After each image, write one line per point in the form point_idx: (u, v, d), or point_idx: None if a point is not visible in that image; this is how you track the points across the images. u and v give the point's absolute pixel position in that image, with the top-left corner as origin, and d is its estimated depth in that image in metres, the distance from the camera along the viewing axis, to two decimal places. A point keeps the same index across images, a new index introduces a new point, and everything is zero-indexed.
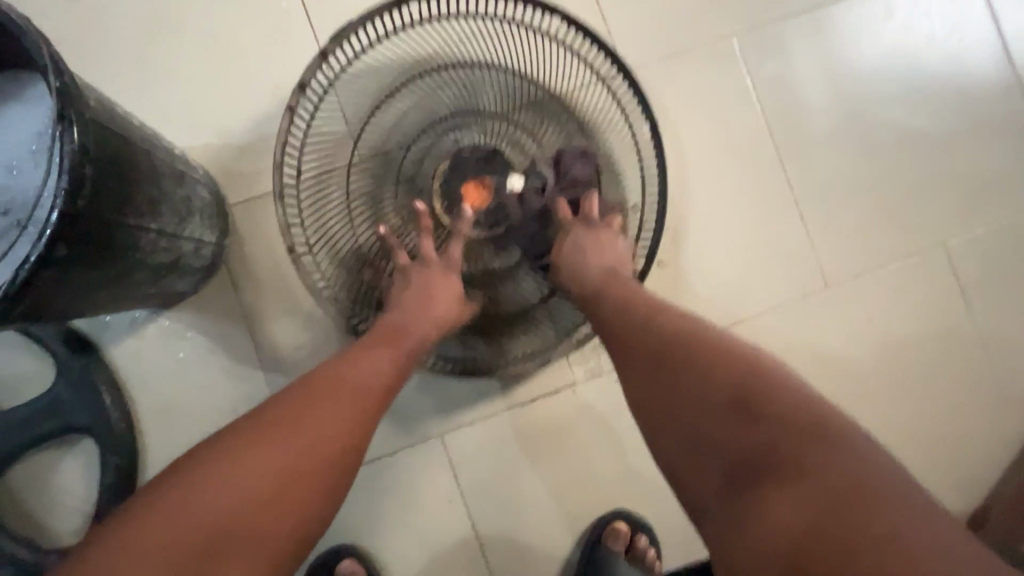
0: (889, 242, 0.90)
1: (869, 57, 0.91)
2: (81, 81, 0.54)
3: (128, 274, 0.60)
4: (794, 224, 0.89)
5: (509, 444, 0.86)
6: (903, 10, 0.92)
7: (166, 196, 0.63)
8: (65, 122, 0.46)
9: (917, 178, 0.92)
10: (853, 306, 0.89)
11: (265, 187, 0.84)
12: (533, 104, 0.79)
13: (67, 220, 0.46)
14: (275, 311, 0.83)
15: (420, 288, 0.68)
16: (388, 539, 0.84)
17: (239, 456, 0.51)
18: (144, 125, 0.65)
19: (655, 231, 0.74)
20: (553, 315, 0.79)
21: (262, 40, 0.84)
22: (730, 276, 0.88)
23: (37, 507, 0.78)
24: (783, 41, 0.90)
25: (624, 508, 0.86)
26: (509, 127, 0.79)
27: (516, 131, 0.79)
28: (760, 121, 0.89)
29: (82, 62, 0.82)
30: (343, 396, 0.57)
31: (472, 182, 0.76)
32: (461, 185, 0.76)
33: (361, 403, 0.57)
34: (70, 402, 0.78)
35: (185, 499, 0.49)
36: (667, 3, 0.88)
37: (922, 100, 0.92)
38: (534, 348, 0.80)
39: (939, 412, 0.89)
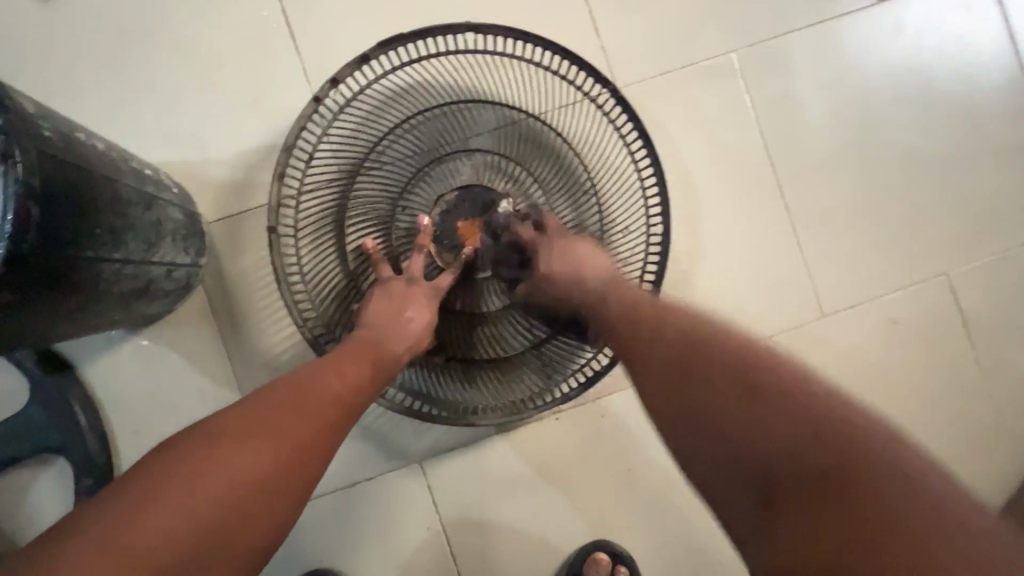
0: (889, 269, 0.87)
1: (877, 76, 0.87)
2: (33, 107, 0.52)
3: (87, 305, 0.58)
4: (790, 249, 0.86)
5: (491, 470, 0.84)
6: (914, 26, 0.87)
7: (131, 223, 0.61)
8: (9, 161, 0.44)
9: (921, 201, 0.88)
10: (850, 335, 0.86)
11: (244, 205, 0.81)
12: (542, 148, 0.78)
13: (13, 263, 0.45)
14: (254, 333, 0.81)
15: (397, 307, 0.68)
16: (365, 564, 0.82)
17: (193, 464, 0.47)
18: (109, 148, 0.63)
19: (661, 262, 0.71)
20: (545, 361, 0.78)
21: (242, 53, 0.82)
22: (724, 301, 0.84)
23: (10, 528, 0.77)
24: (784, 55, 0.86)
25: (605, 537, 0.85)
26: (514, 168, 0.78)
27: (520, 174, 0.78)
28: (758, 141, 0.85)
29: (57, 72, 0.80)
30: (314, 408, 0.55)
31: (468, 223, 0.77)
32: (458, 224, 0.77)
33: (330, 414, 0.56)
34: (44, 422, 0.77)
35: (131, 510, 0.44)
36: (662, 16, 0.84)
37: (929, 120, 0.88)
38: (519, 397, 0.77)
39: (934, 448, 0.86)
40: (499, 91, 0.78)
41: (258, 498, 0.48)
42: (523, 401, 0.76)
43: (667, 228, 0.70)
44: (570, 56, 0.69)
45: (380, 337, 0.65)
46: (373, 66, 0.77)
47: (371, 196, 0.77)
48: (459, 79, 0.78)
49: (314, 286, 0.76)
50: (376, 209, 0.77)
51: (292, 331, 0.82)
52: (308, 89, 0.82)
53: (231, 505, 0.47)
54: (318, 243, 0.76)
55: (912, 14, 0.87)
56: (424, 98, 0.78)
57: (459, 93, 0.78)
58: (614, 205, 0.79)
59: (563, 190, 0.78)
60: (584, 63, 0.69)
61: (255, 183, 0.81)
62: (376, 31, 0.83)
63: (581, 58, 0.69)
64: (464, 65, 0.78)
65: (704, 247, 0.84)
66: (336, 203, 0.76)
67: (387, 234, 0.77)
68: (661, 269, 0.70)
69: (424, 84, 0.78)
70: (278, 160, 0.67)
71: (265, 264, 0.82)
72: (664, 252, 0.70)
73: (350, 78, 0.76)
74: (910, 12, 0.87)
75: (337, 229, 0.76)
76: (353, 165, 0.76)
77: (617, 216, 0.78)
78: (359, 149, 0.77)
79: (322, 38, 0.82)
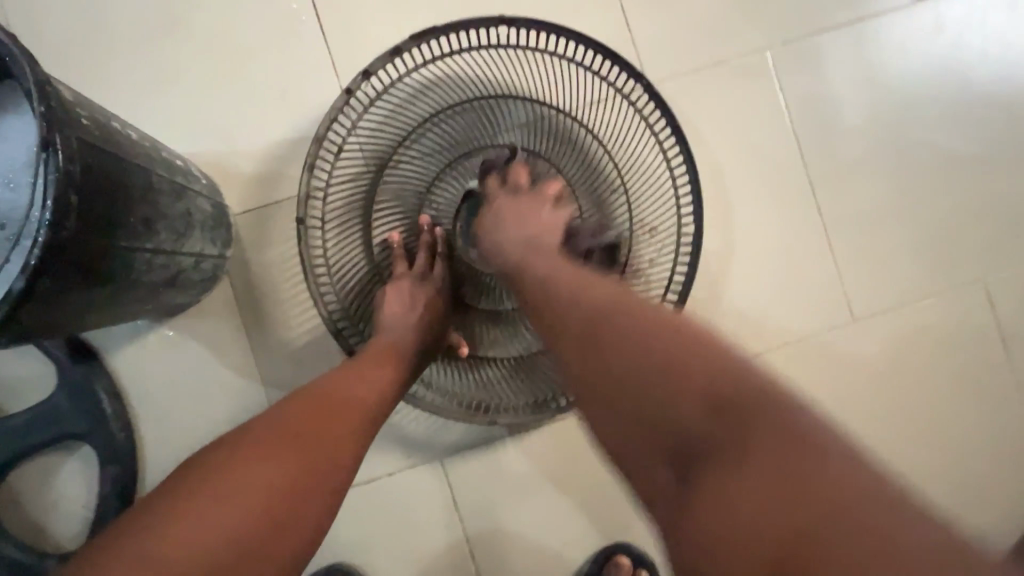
0: (922, 275, 0.85)
1: (915, 76, 0.85)
2: (71, 96, 0.52)
3: (119, 295, 0.58)
4: (821, 251, 0.84)
5: (511, 469, 0.83)
6: (955, 25, 0.85)
7: (163, 214, 0.61)
8: (50, 148, 0.44)
9: (958, 206, 0.86)
10: (881, 342, 0.84)
11: (270, 197, 0.81)
12: (569, 145, 0.76)
13: (51, 251, 0.45)
14: (277, 326, 0.81)
15: (418, 307, 0.69)
16: (383, 559, 0.82)
17: (232, 465, 0.47)
18: (143, 138, 0.63)
19: (692, 264, 0.69)
20: None
21: (271, 45, 0.81)
22: (752, 304, 0.83)
23: (36, 513, 0.78)
24: (820, 53, 0.84)
25: (625, 540, 0.84)
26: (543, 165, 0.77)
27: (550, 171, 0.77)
28: (791, 140, 0.83)
29: (88, 62, 0.80)
30: (345, 410, 0.55)
31: None
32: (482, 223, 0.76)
33: (361, 413, 0.56)
34: (70, 409, 0.77)
35: (175, 515, 0.44)
36: (696, 12, 0.83)
37: (969, 123, 0.86)
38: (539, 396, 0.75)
39: (964, 459, 0.84)
40: (530, 87, 0.77)
41: (299, 499, 0.48)
42: (540, 402, 0.74)
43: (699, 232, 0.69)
44: (602, 51, 0.68)
45: (401, 338, 0.66)
46: (404, 59, 0.76)
47: (398, 191, 0.76)
48: (489, 74, 0.77)
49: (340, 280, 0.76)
50: (403, 205, 0.77)
51: (315, 325, 0.82)
52: (336, 81, 0.82)
53: (271, 505, 0.47)
54: (345, 237, 0.76)
55: (954, 12, 0.85)
56: (454, 92, 0.77)
57: (489, 89, 0.77)
58: (644, 205, 0.77)
59: (592, 187, 0.77)
60: (615, 59, 0.68)
61: (280, 176, 0.81)
62: (405, 25, 0.82)
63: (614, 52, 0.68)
64: (496, 59, 0.77)
65: (733, 250, 0.83)
66: (362, 197, 0.76)
67: (414, 231, 0.77)
68: (691, 274, 0.69)
69: (454, 77, 0.77)
70: (307, 154, 0.67)
71: (290, 257, 0.81)
72: (695, 257, 0.69)
73: (381, 72, 0.75)
74: (951, 10, 0.85)
75: (363, 223, 0.76)
76: (382, 159, 0.76)
77: (646, 217, 0.77)
78: (387, 143, 0.76)
79: (351, 30, 0.82)
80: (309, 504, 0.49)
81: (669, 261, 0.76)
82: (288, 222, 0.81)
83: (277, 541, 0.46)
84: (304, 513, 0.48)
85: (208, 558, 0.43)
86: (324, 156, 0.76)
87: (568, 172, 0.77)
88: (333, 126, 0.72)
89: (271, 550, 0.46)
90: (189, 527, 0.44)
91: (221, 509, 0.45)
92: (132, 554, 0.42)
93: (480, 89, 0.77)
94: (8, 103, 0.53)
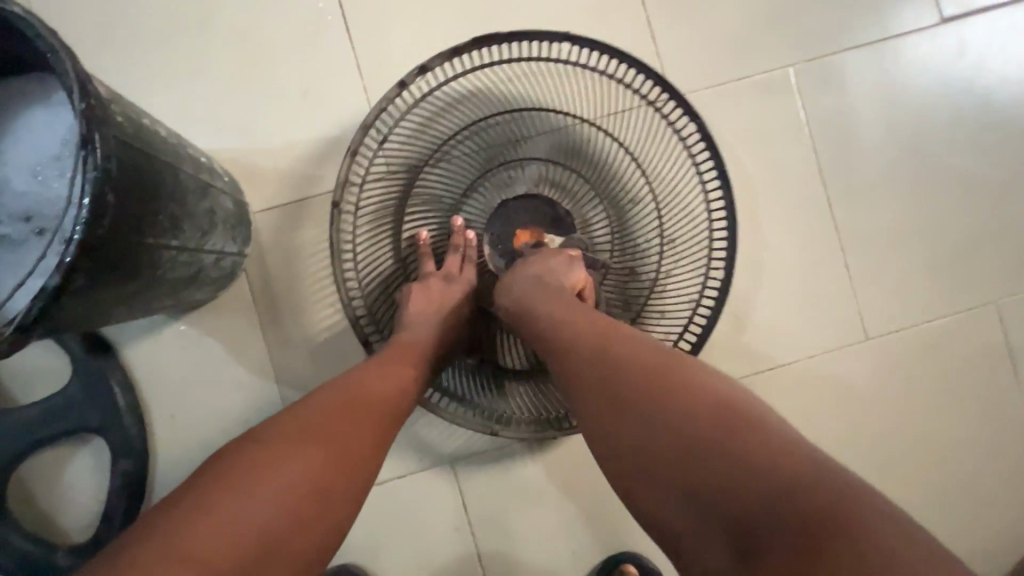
0: (936, 294, 0.85)
1: (935, 98, 0.85)
2: (107, 92, 0.52)
3: (144, 291, 0.58)
4: (837, 269, 0.84)
5: (522, 476, 0.84)
6: (976, 48, 0.86)
7: (189, 211, 0.61)
8: (89, 146, 0.45)
9: (973, 228, 0.86)
10: (894, 362, 0.84)
11: (290, 196, 0.81)
12: (602, 160, 0.78)
13: (86, 248, 0.45)
14: (292, 326, 0.81)
15: (443, 309, 0.69)
16: (392, 560, 0.82)
17: (261, 461, 0.48)
18: (172, 135, 0.63)
19: (723, 287, 0.70)
20: None
21: (296, 44, 0.81)
22: (767, 317, 0.83)
23: (46, 504, 0.78)
24: (842, 72, 0.84)
25: (634, 550, 0.84)
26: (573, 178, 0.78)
27: (580, 184, 0.78)
28: (810, 157, 0.84)
29: (114, 54, 0.80)
30: (369, 409, 0.55)
31: (523, 230, 0.77)
32: (514, 230, 0.77)
33: (384, 413, 0.57)
34: (82, 402, 0.77)
35: (203, 511, 0.44)
36: (720, 27, 0.83)
37: (986, 147, 0.86)
38: (549, 411, 0.75)
39: (974, 481, 0.84)
40: (565, 101, 0.78)
41: (328, 495, 0.49)
42: (556, 416, 0.74)
43: (732, 255, 0.70)
44: (642, 69, 0.68)
45: (422, 339, 0.66)
46: (445, 65, 0.76)
47: (430, 195, 0.77)
48: (531, 85, 0.78)
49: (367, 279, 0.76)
50: (434, 208, 0.77)
51: (330, 325, 0.82)
52: (360, 81, 0.82)
53: (303, 500, 0.47)
54: (374, 237, 0.76)
55: (976, 36, 0.85)
56: (491, 101, 0.78)
57: (526, 100, 0.78)
58: (673, 223, 0.78)
59: (621, 203, 0.78)
60: (654, 76, 0.68)
61: (302, 174, 0.81)
62: (431, 30, 0.82)
63: (654, 70, 0.69)
64: (538, 72, 0.78)
65: (750, 265, 0.83)
66: (395, 197, 0.76)
67: (443, 234, 0.77)
68: (722, 297, 0.70)
69: (491, 87, 0.78)
70: (346, 152, 0.68)
71: (308, 256, 0.81)
72: (726, 280, 0.70)
73: (421, 77, 0.76)
74: (973, 34, 0.85)
75: (393, 225, 0.76)
76: (417, 161, 0.76)
77: (676, 236, 0.78)
78: (424, 145, 0.77)
79: (376, 32, 0.82)
80: (337, 500, 0.49)
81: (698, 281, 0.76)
82: (313, 220, 0.81)
83: (305, 535, 0.47)
84: (333, 508, 0.49)
85: (243, 550, 0.43)
86: (361, 157, 0.76)
87: (599, 186, 0.78)
88: (371, 129, 0.73)
89: (301, 543, 0.46)
90: (222, 521, 0.44)
91: (252, 503, 0.45)
92: (164, 546, 0.42)
93: (517, 101, 0.78)
94: (37, 98, 0.57)
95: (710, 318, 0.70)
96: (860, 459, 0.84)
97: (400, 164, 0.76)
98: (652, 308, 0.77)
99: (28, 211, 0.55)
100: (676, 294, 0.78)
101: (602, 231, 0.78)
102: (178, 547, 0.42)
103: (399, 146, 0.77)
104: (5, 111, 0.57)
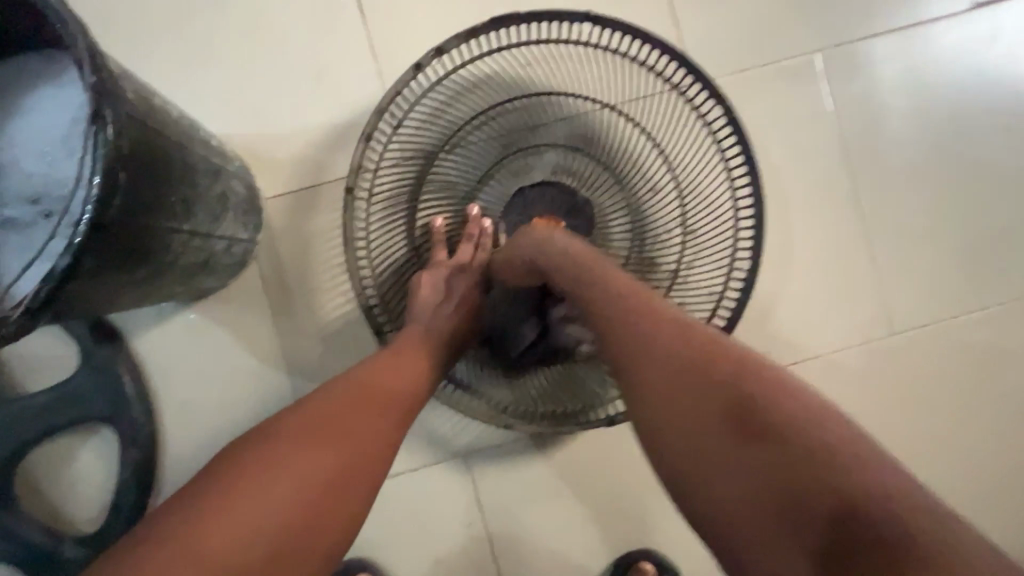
0: (964, 289, 0.83)
1: (966, 86, 0.83)
2: (117, 70, 0.50)
3: (154, 277, 0.56)
4: (863, 262, 0.82)
5: (537, 471, 0.82)
6: (1010, 35, 0.83)
7: (200, 194, 0.59)
8: (100, 121, 0.43)
9: (1004, 221, 0.84)
10: (920, 357, 0.82)
11: (301, 182, 0.79)
12: (623, 147, 0.76)
13: (97, 229, 0.44)
14: (302, 316, 0.80)
15: (453, 300, 0.67)
16: (404, 554, 0.81)
17: (276, 454, 0.46)
18: (183, 115, 0.61)
19: (749, 278, 0.67)
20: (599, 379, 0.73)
21: (309, 26, 0.79)
22: (791, 311, 0.81)
23: (54, 494, 0.77)
24: (870, 58, 0.82)
25: (650, 547, 0.82)
26: (593, 165, 0.76)
27: (600, 171, 0.76)
28: (837, 146, 0.81)
29: (122, 36, 0.78)
30: (385, 401, 0.54)
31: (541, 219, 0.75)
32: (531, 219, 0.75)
33: (400, 406, 0.55)
34: (91, 391, 0.75)
35: (217, 504, 0.43)
36: (745, 11, 0.81)
37: (1018, 136, 0.84)
38: (565, 409, 0.72)
39: (1002, 481, 0.82)
40: (586, 86, 0.76)
41: (344, 489, 0.47)
42: (571, 414, 0.71)
43: (758, 246, 0.67)
44: (670, 53, 0.66)
45: (437, 328, 0.64)
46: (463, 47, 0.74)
47: (446, 181, 0.75)
48: (551, 69, 0.75)
49: (379, 266, 0.75)
50: (450, 195, 0.75)
51: (342, 314, 0.80)
52: (374, 65, 0.80)
53: (320, 494, 0.46)
54: (388, 224, 0.74)
55: (1009, 21, 0.83)
56: (509, 84, 0.75)
57: (545, 84, 0.76)
58: (696, 212, 0.76)
59: (642, 191, 0.76)
60: (682, 60, 0.66)
61: (314, 160, 0.79)
62: (446, 12, 0.80)
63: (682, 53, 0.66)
64: (558, 55, 0.76)
65: (773, 257, 0.81)
66: (411, 183, 0.74)
67: (459, 221, 0.76)
68: (749, 289, 0.67)
69: (510, 70, 0.76)
70: (362, 135, 0.65)
71: (320, 244, 0.80)
72: (753, 272, 0.67)
73: (438, 59, 0.74)
74: (1006, 20, 0.83)
75: (408, 210, 0.74)
76: (434, 146, 0.74)
77: (698, 227, 0.75)
78: (441, 129, 0.74)
79: (391, 15, 0.80)
80: (353, 494, 0.48)
81: (721, 273, 0.74)
82: (323, 207, 0.80)
83: (322, 529, 0.45)
84: (349, 502, 0.47)
85: (260, 544, 0.42)
86: (376, 141, 0.74)
87: (619, 173, 0.76)
88: (387, 111, 0.71)
89: (316, 538, 0.45)
90: (237, 515, 0.42)
91: (268, 497, 0.44)
92: (179, 541, 0.41)
93: (536, 85, 0.75)
94: (46, 75, 0.55)
95: (735, 310, 0.68)
96: (886, 458, 0.82)
97: (416, 148, 0.74)
98: (672, 301, 0.75)
99: (36, 192, 0.53)
100: (697, 285, 0.76)
101: (621, 221, 0.76)
102: (194, 542, 0.41)
103: (415, 129, 0.75)
104: (14, 90, 0.55)
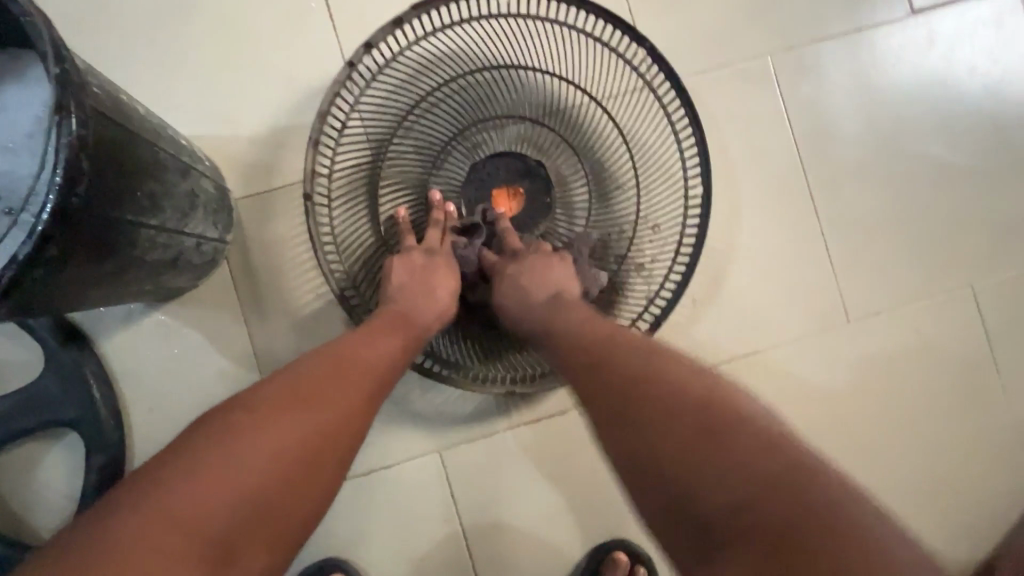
0: (914, 278, 0.87)
1: (907, 88, 0.88)
2: (83, 66, 0.51)
3: (122, 271, 0.57)
4: (818, 254, 0.86)
5: (511, 465, 0.83)
6: (945, 40, 0.88)
7: (169, 190, 0.60)
8: (64, 112, 0.44)
9: (947, 214, 0.88)
10: (874, 345, 0.86)
11: (272, 182, 0.80)
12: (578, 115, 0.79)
13: (59, 218, 0.44)
14: (273, 313, 0.80)
15: (428, 284, 0.67)
16: (379, 553, 0.80)
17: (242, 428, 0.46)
18: (150, 114, 0.62)
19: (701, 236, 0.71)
20: None
21: (280, 32, 0.81)
22: (751, 303, 0.84)
23: (16, 502, 0.75)
24: (818, 62, 0.86)
25: (623, 537, 0.84)
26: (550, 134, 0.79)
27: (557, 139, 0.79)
28: (790, 144, 0.86)
29: (90, 41, 0.78)
30: (356, 376, 0.54)
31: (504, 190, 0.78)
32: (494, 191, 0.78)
33: (373, 381, 0.55)
34: (57, 395, 0.74)
35: (182, 476, 0.42)
36: (700, 19, 0.85)
37: (958, 134, 0.89)
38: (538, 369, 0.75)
39: (954, 462, 0.86)
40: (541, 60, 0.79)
41: (314, 469, 0.48)
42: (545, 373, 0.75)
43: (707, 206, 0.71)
44: (618, 25, 0.69)
45: (413, 308, 0.64)
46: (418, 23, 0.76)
47: (407, 156, 0.76)
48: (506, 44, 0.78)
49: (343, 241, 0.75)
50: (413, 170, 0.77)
51: (312, 310, 0.80)
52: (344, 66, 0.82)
53: (288, 471, 0.46)
54: (351, 201, 0.75)
55: (944, 27, 0.88)
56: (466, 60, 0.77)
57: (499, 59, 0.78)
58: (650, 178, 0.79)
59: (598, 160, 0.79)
60: (631, 33, 0.69)
61: (284, 161, 0.80)
62: None
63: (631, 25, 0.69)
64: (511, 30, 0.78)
65: (734, 250, 0.84)
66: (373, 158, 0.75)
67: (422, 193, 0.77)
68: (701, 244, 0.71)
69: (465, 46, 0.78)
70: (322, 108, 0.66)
71: (289, 241, 0.80)
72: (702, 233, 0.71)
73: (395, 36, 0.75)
74: (942, 25, 0.88)
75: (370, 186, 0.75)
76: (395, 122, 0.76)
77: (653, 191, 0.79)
78: (402, 106, 0.76)
79: (360, 19, 0.82)
80: (324, 475, 0.48)
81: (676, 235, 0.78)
82: (295, 204, 0.80)
83: (286, 508, 0.45)
84: (320, 482, 0.48)
85: (223, 518, 0.42)
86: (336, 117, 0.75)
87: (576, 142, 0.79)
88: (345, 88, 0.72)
89: (280, 517, 0.45)
90: (202, 487, 0.42)
91: (235, 469, 0.44)
92: (140, 511, 0.40)
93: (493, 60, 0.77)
94: (11, 74, 0.55)
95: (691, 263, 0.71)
96: (847, 443, 0.85)
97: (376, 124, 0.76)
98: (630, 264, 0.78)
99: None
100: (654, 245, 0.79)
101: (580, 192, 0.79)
102: (154, 513, 0.40)
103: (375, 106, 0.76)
104: None
